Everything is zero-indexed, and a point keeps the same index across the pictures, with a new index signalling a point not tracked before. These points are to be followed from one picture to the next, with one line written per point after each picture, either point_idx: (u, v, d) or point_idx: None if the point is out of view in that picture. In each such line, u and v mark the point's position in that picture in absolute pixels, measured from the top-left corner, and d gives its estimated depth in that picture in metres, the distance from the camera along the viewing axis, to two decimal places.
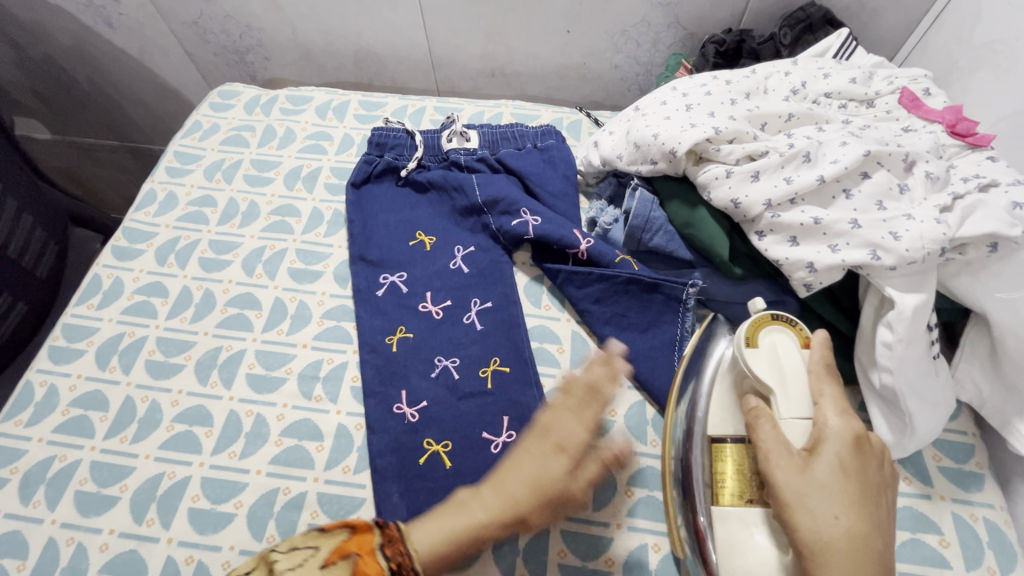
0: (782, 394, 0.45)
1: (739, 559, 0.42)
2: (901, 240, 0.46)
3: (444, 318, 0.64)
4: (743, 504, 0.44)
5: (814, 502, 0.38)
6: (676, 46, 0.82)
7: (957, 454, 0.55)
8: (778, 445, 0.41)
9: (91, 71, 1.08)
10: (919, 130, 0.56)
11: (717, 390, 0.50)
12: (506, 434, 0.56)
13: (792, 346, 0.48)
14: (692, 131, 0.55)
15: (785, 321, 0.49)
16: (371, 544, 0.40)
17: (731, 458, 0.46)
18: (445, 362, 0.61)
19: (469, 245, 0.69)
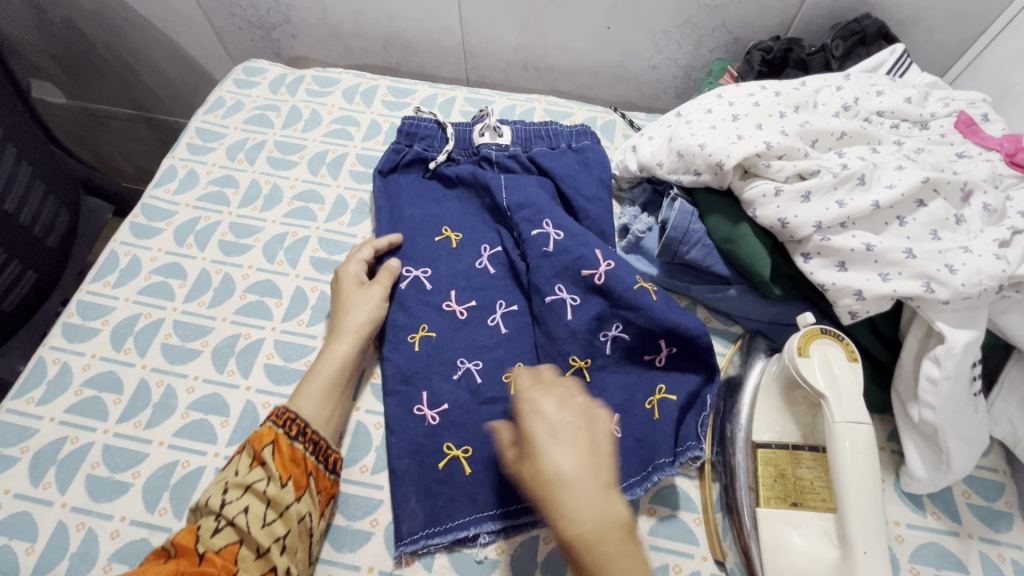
0: (833, 402, 0.45)
1: (785, 559, 0.45)
2: (956, 274, 0.45)
3: (469, 319, 0.62)
4: (787, 507, 0.47)
5: (570, 505, 0.35)
6: (719, 50, 0.79)
7: (987, 492, 0.54)
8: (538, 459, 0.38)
9: (110, 37, 1.05)
10: (975, 157, 0.54)
11: (761, 400, 0.53)
12: None
13: (843, 358, 0.47)
14: (741, 144, 0.53)
15: (835, 335, 0.48)
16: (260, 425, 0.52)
17: (774, 463, 0.49)
18: (467, 364, 0.59)
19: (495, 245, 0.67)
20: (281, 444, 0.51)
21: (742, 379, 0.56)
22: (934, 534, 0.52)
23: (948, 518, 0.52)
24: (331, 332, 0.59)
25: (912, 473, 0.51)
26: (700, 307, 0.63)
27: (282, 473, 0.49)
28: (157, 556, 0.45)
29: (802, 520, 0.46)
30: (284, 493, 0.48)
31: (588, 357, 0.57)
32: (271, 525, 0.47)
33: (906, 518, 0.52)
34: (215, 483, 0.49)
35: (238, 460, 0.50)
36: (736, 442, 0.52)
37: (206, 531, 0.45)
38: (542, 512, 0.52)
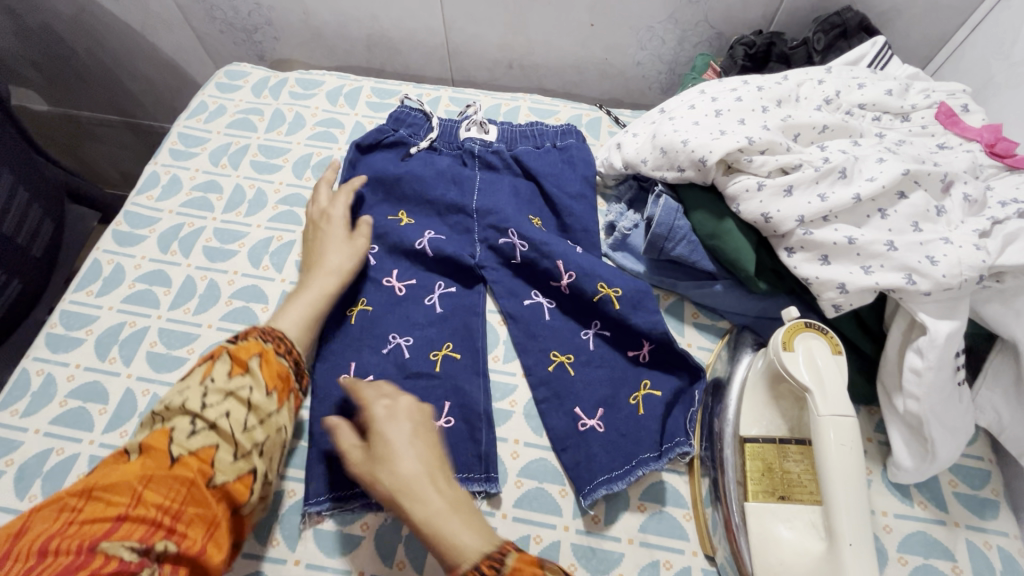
0: (818, 395, 0.45)
1: (774, 554, 0.45)
2: (938, 265, 0.45)
3: (406, 296, 0.63)
4: (775, 501, 0.47)
5: (410, 465, 0.44)
6: (703, 45, 0.79)
7: (973, 480, 0.54)
8: (389, 441, 0.45)
9: (91, 42, 1.04)
10: (956, 148, 0.55)
11: (749, 394, 0.53)
12: (443, 420, 0.56)
13: (827, 352, 0.47)
14: (723, 140, 0.53)
15: (819, 328, 0.48)
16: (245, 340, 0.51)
17: (762, 458, 0.49)
18: (399, 340, 0.60)
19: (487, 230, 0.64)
20: (269, 359, 0.50)
21: (732, 373, 0.56)
22: (921, 523, 0.52)
23: (935, 507, 0.53)
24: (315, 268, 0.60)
25: (898, 463, 0.51)
26: (687, 303, 0.63)
27: (267, 384, 0.49)
28: (116, 458, 0.43)
29: (789, 513, 0.47)
30: (266, 402, 0.48)
31: (569, 353, 0.59)
32: (251, 432, 0.46)
33: (893, 508, 0.53)
34: (190, 387, 0.47)
35: (212, 365, 0.48)
36: (724, 436, 0.52)
37: (180, 433, 0.44)
38: None
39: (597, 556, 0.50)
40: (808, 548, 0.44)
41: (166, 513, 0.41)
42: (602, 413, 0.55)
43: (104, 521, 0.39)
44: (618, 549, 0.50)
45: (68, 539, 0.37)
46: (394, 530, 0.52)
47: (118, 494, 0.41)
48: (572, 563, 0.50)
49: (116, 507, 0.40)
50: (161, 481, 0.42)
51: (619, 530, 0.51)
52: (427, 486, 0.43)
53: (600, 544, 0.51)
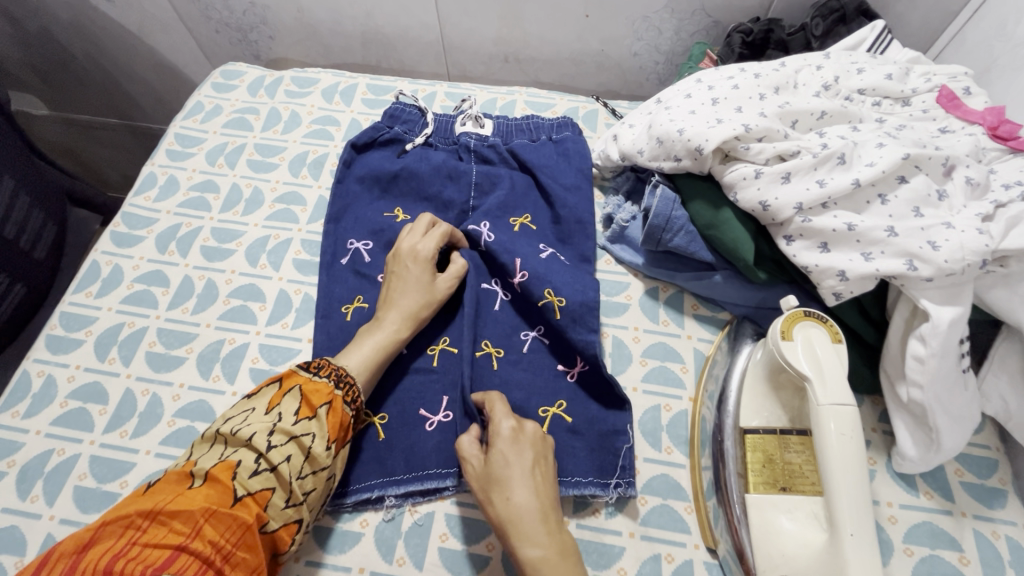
0: (816, 384, 0.44)
1: (776, 545, 0.44)
2: (940, 250, 0.44)
3: None
4: (777, 492, 0.46)
5: (518, 502, 0.45)
6: (700, 34, 0.78)
7: (980, 469, 0.54)
8: (514, 473, 0.46)
9: (88, 45, 1.04)
10: (957, 132, 0.53)
11: (749, 384, 0.52)
12: (442, 414, 0.56)
13: (826, 340, 0.46)
14: (720, 128, 0.53)
15: (818, 317, 0.48)
16: (302, 376, 0.50)
17: (762, 449, 0.48)
18: None
19: (482, 222, 0.64)
20: (336, 405, 0.49)
21: (732, 364, 0.55)
22: (927, 514, 0.51)
23: (941, 497, 0.52)
24: (394, 307, 0.56)
25: (903, 453, 0.50)
26: (686, 294, 0.63)
27: (328, 435, 0.47)
28: (181, 481, 0.43)
29: (790, 504, 0.46)
30: (326, 456, 0.47)
31: (501, 347, 0.59)
32: (304, 481, 0.46)
33: (898, 499, 0.52)
34: (260, 418, 0.47)
35: (283, 402, 0.48)
36: (725, 428, 0.51)
37: (244, 471, 0.43)
38: (446, 479, 0.53)
39: (598, 549, 0.50)
40: (808, 539, 0.44)
41: (218, 553, 0.39)
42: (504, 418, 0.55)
43: (163, 548, 0.38)
44: (619, 543, 0.50)
45: (131, 562, 0.37)
46: (394, 526, 0.52)
47: (178, 522, 0.40)
48: None
49: (177, 536, 0.39)
50: (222, 518, 0.40)
51: (620, 523, 0.51)
52: (530, 518, 0.44)
53: (602, 539, 0.50)
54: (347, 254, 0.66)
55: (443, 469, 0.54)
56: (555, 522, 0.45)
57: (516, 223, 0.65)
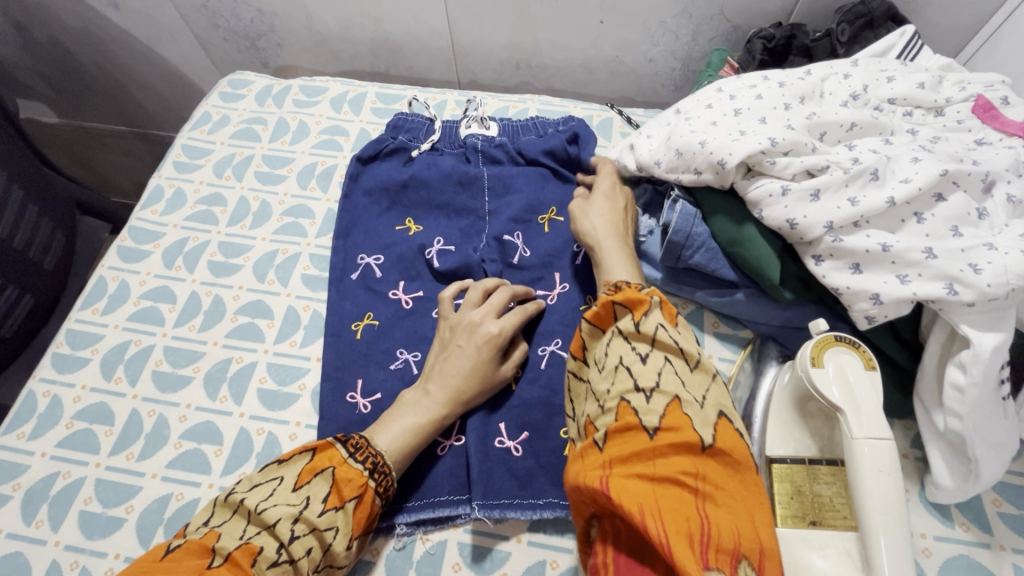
0: (851, 416, 0.42)
1: None
2: (982, 274, 0.42)
3: (414, 309, 0.62)
4: (806, 526, 0.44)
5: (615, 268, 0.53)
6: (718, 40, 0.76)
7: (1019, 500, 0.51)
8: (597, 208, 0.58)
9: (96, 54, 1.04)
10: (995, 144, 0.51)
11: (775, 409, 0.50)
12: (455, 438, 0.55)
13: (860, 369, 0.44)
14: (744, 141, 0.50)
15: (850, 343, 0.45)
16: (341, 456, 0.47)
17: (789, 480, 0.46)
18: (406, 355, 0.59)
19: (512, 233, 0.65)
20: (366, 499, 0.46)
21: (760, 386, 0.53)
22: (964, 546, 0.49)
23: (979, 529, 0.50)
24: (440, 383, 0.53)
25: (938, 483, 0.48)
26: (707, 312, 0.61)
27: (352, 530, 0.45)
28: (200, 555, 0.41)
29: (822, 540, 0.43)
30: (346, 554, 0.45)
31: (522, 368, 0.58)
32: (319, 573, 0.44)
33: (933, 530, 0.50)
34: (287, 498, 0.44)
35: (313, 482, 0.46)
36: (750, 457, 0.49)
37: (264, 559, 0.41)
38: (459, 506, 0.52)
39: None
40: None
41: None
42: (524, 437, 0.54)
43: None
44: None
45: None
46: (405, 555, 0.50)
47: None
48: None
49: None
50: None
51: None
52: (615, 263, 0.53)
53: None
54: (356, 270, 0.65)
55: (455, 496, 0.52)
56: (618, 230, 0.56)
57: (545, 221, 0.66)
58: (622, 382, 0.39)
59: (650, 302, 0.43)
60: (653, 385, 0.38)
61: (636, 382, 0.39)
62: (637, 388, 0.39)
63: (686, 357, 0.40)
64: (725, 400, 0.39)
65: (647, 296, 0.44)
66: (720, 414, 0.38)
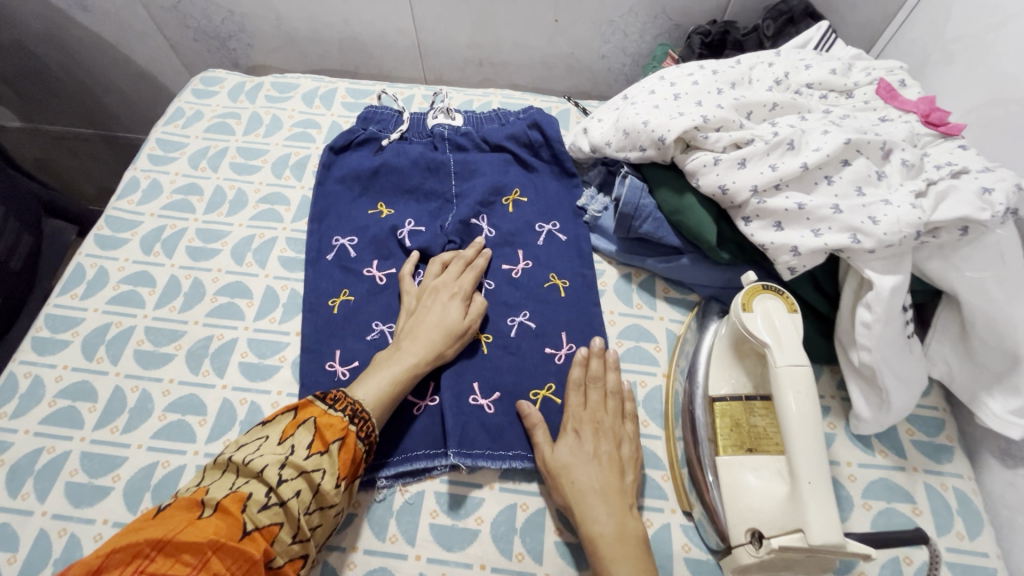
0: (776, 349, 0.48)
1: (743, 500, 0.48)
2: (879, 224, 0.49)
3: (387, 285, 0.66)
4: (743, 453, 0.50)
5: (583, 474, 0.51)
6: (662, 37, 0.83)
7: (929, 428, 0.58)
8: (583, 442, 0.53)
9: (62, 56, 1.05)
10: (896, 120, 0.58)
11: (718, 353, 0.56)
12: (430, 398, 0.59)
13: (782, 309, 0.50)
14: (681, 119, 0.57)
15: (776, 289, 0.52)
16: (320, 408, 0.51)
17: (727, 414, 0.52)
18: (382, 327, 0.63)
19: (480, 214, 0.70)
20: (349, 442, 0.50)
21: (706, 336, 0.59)
22: (883, 470, 0.55)
23: (895, 455, 0.56)
24: (411, 338, 0.58)
25: (858, 415, 0.54)
26: (658, 279, 0.67)
27: (337, 471, 0.48)
28: (191, 509, 0.43)
29: (757, 463, 0.49)
30: (333, 494, 0.48)
31: (491, 333, 0.63)
32: (311, 516, 0.47)
33: (857, 459, 0.56)
34: (272, 449, 0.47)
35: (296, 433, 0.49)
36: (696, 398, 0.55)
37: (254, 504, 0.44)
38: (435, 460, 0.56)
39: None
40: (769, 490, 0.47)
41: None
42: (496, 396, 0.59)
43: None
44: None
45: None
46: (386, 507, 0.54)
47: (188, 554, 0.40)
48: (558, 527, 0.53)
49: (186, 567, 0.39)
50: (230, 552, 0.40)
51: None
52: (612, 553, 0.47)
53: None
54: (332, 251, 0.68)
55: (431, 451, 0.56)
56: (614, 442, 0.53)
57: (508, 202, 0.71)
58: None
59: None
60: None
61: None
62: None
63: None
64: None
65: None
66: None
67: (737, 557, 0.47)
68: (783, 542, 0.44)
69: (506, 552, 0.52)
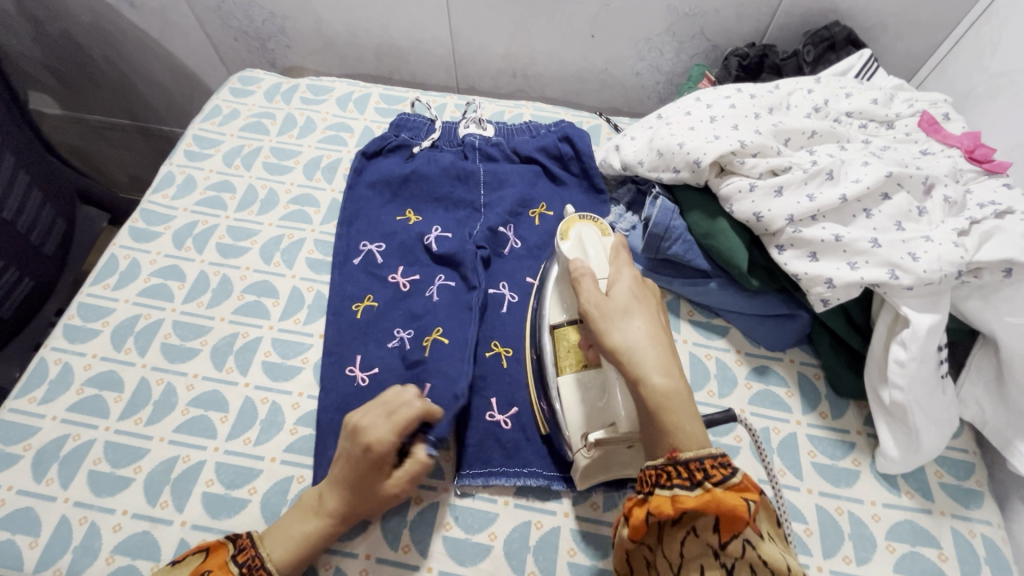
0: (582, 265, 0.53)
1: (574, 408, 0.53)
2: (919, 261, 0.48)
3: (411, 291, 0.66)
4: (580, 370, 0.54)
5: (618, 323, 0.45)
6: (699, 57, 0.83)
7: (958, 472, 0.56)
8: (627, 317, 0.45)
9: (107, 48, 1.07)
10: (938, 154, 0.57)
11: (552, 289, 0.59)
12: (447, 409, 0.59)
13: (595, 235, 0.56)
14: (718, 143, 0.56)
15: (590, 220, 0.58)
16: (224, 557, 0.47)
17: (571, 340, 0.55)
18: (403, 334, 0.63)
19: (507, 224, 0.70)
20: None
21: (544, 278, 0.61)
22: (908, 512, 0.54)
23: (921, 497, 0.55)
24: (332, 495, 0.50)
25: (885, 454, 0.53)
26: (683, 301, 0.66)
27: None
28: None
29: (588, 379, 0.53)
30: None
31: (511, 346, 0.63)
32: None
33: (881, 498, 0.55)
34: None
35: None
36: (541, 329, 0.57)
37: None
38: None
39: (595, 540, 0.53)
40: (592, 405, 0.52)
41: None
42: (514, 411, 0.59)
43: None
44: None
45: None
46: (399, 516, 0.54)
47: None
48: (571, 548, 0.53)
49: None
50: None
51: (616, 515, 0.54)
52: (677, 411, 0.40)
53: (598, 530, 0.54)
54: (359, 255, 0.69)
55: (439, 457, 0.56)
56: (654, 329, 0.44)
57: (535, 216, 0.71)
58: (695, 566, 0.37)
59: (748, 512, 0.35)
60: None
61: (713, 558, 0.36)
62: None
63: (771, 570, 0.35)
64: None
65: (735, 477, 0.37)
66: None
67: (577, 463, 0.51)
68: (597, 438, 0.48)
69: (518, 570, 0.51)
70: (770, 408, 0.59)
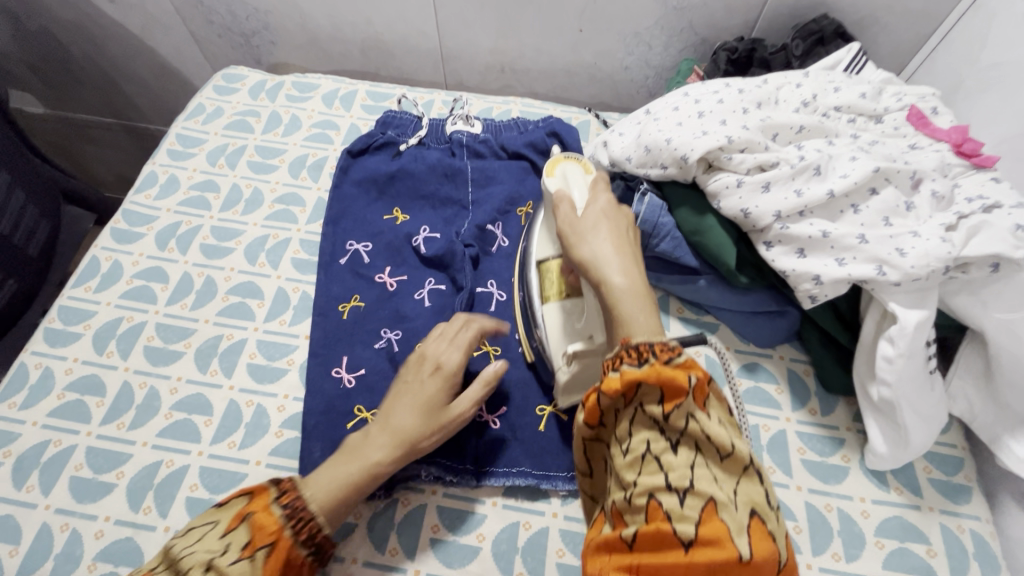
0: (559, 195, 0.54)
1: (559, 330, 0.55)
2: (907, 257, 0.47)
3: (397, 291, 0.65)
4: (563, 298, 0.56)
5: (589, 237, 0.47)
6: (687, 51, 0.82)
7: (947, 467, 0.56)
8: (596, 231, 0.47)
9: (88, 46, 1.06)
10: (926, 148, 0.57)
11: (540, 226, 0.60)
12: None
13: (579, 171, 0.55)
14: (705, 139, 0.55)
15: (575, 157, 0.57)
16: (267, 500, 0.43)
17: (554, 270, 0.57)
18: (389, 335, 0.62)
19: (495, 222, 0.70)
20: (279, 547, 0.41)
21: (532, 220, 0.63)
22: (896, 508, 0.54)
23: (910, 493, 0.55)
24: (383, 430, 0.49)
25: (875, 450, 0.53)
26: (673, 298, 0.66)
27: None
28: None
29: (572, 306, 0.55)
30: None
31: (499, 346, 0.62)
32: None
33: (871, 495, 0.54)
34: (202, 544, 0.41)
35: (237, 529, 0.42)
36: (529, 265, 0.59)
37: None
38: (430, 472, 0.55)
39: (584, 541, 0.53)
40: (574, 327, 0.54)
41: None
42: (502, 411, 0.58)
43: None
44: None
45: None
46: (387, 519, 0.53)
47: None
48: (560, 548, 0.52)
49: None
50: None
51: None
52: (629, 306, 0.42)
53: None
54: (345, 255, 0.68)
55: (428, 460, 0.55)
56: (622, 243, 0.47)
57: (523, 213, 0.71)
58: (641, 442, 0.36)
59: (689, 385, 0.35)
60: (686, 482, 0.33)
61: (658, 432, 0.36)
62: (667, 484, 0.33)
63: (716, 447, 0.35)
64: (758, 494, 0.34)
65: (680, 358, 0.37)
66: (754, 513, 0.33)
67: (558, 380, 0.54)
68: (574, 351, 0.51)
69: (506, 571, 0.51)
70: (759, 406, 0.59)
